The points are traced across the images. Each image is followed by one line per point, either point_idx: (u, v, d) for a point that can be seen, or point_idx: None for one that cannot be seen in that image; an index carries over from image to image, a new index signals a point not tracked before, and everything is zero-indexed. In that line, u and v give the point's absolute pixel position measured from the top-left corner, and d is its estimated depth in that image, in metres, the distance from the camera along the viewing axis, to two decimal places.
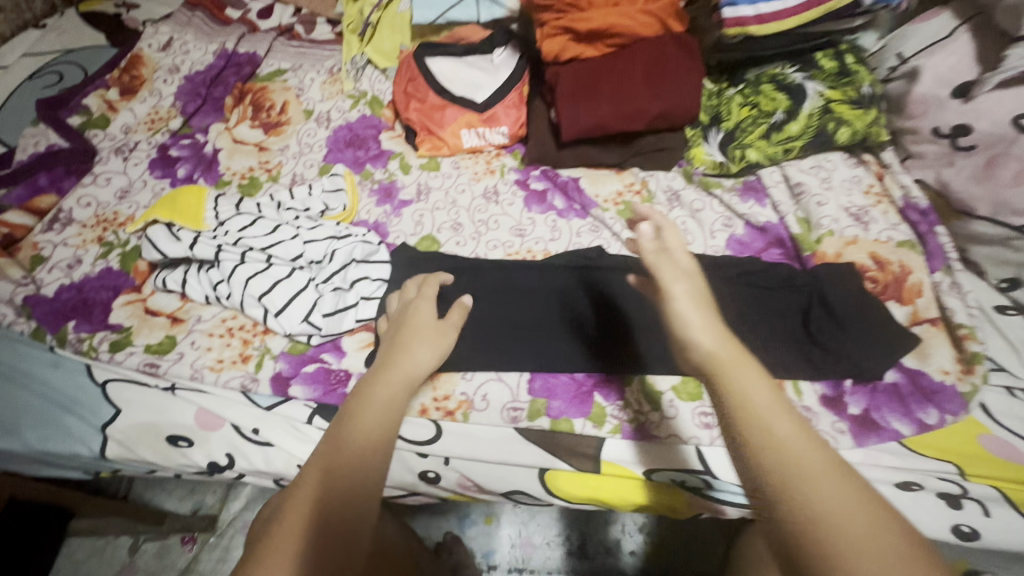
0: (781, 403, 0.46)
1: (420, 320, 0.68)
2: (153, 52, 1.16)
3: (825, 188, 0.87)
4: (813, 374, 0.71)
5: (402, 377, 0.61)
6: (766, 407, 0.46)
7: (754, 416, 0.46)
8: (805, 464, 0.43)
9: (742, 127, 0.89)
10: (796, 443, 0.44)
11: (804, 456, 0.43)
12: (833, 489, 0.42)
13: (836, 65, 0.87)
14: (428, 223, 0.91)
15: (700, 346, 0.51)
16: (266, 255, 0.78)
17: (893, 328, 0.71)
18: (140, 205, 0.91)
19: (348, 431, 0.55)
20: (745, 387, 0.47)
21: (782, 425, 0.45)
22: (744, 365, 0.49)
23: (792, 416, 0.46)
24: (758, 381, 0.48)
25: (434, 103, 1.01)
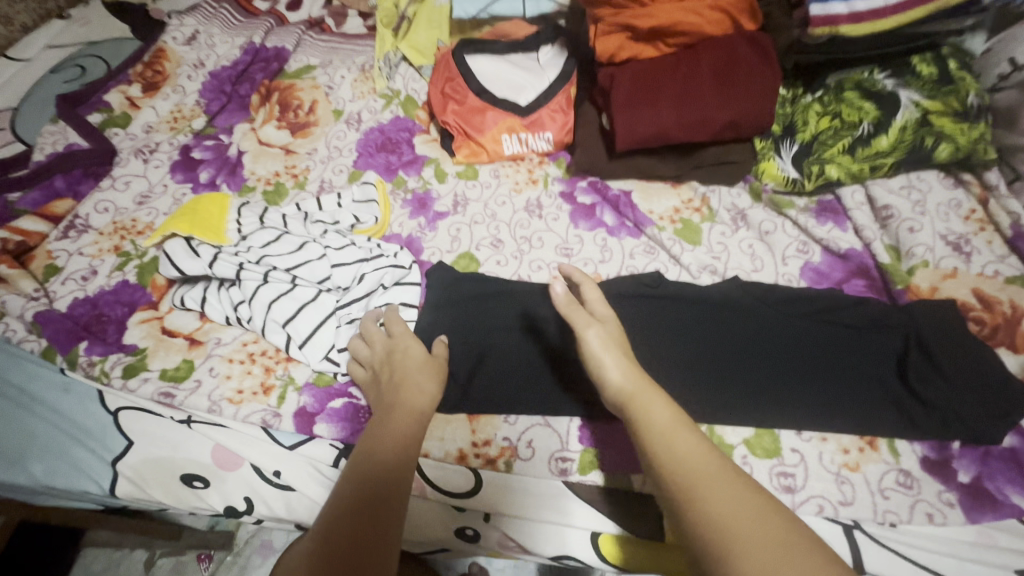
0: (682, 422, 0.47)
1: (410, 355, 0.63)
2: (177, 45, 1.10)
3: (918, 211, 0.76)
4: (910, 433, 0.61)
5: (406, 415, 0.56)
6: (661, 427, 0.46)
7: (650, 436, 0.46)
8: (695, 477, 0.43)
9: (822, 140, 0.79)
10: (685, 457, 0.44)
11: (694, 471, 0.43)
12: (724, 499, 0.41)
13: (935, 71, 0.77)
14: (465, 239, 0.83)
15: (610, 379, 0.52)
16: (291, 276, 0.71)
17: (1004, 381, 0.62)
18: (159, 212, 0.85)
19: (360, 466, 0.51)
20: (646, 409, 0.48)
21: (680, 442, 0.45)
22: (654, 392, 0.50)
23: (694, 435, 0.46)
24: (660, 406, 0.49)
25: (473, 106, 0.93)
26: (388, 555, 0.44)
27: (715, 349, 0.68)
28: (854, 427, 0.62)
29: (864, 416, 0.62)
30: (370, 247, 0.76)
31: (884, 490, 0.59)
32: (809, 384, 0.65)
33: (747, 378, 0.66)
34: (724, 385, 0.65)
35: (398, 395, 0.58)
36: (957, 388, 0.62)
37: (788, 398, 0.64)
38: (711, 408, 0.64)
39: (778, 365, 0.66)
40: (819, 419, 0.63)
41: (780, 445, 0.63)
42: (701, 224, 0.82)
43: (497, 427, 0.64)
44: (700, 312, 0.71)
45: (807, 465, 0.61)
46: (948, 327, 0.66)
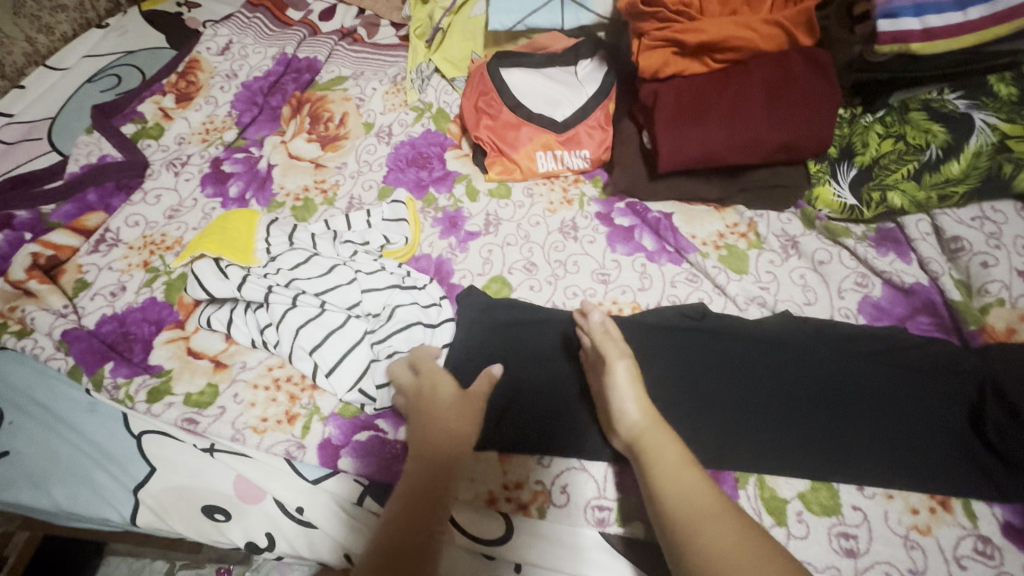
0: (688, 462, 0.51)
1: (438, 404, 0.59)
2: (211, 56, 1.10)
3: (992, 244, 0.70)
4: (989, 494, 0.55)
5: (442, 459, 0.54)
6: (673, 467, 0.50)
7: (657, 476, 0.51)
8: (697, 515, 0.47)
9: (883, 164, 0.74)
10: (688, 495, 0.48)
11: (696, 509, 0.47)
12: (724, 537, 0.44)
13: (1015, 92, 0.70)
14: (497, 261, 0.80)
15: (628, 416, 0.55)
16: (319, 300, 0.69)
17: None
18: (188, 226, 0.84)
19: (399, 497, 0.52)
20: (658, 448, 0.52)
21: (684, 482, 0.49)
22: (665, 434, 0.54)
23: (700, 475, 0.50)
24: (671, 446, 0.53)
25: (508, 121, 0.89)
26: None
27: (768, 390, 0.63)
28: (923, 483, 0.56)
29: (935, 474, 0.57)
30: (401, 273, 0.73)
31: (961, 559, 0.53)
32: (870, 435, 0.59)
33: (801, 426, 0.60)
34: (776, 429, 0.61)
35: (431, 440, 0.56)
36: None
37: (849, 450, 0.59)
38: (765, 456, 0.59)
39: (836, 412, 0.61)
40: (884, 474, 0.57)
41: (839, 501, 0.57)
42: (748, 251, 0.77)
43: (530, 467, 0.61)
44: (750, 349, 0.65)
45: (871, 524, 0.55)
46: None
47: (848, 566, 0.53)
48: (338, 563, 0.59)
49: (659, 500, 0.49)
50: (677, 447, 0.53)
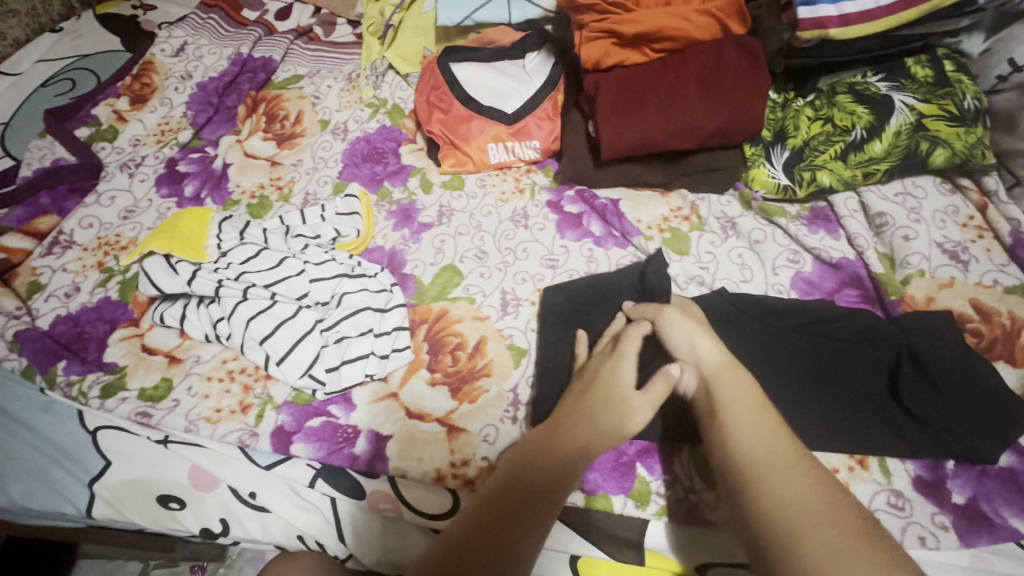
0: (761, 408, 0.51)
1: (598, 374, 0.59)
2: (165, 57, 1.10)
3: (914, 219, 0.74)
4: (903, 450, 0.59)
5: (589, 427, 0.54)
6: (747, 406, 0.51)
7: (726, 419, 0.51)
8: (774, 461, 0.47)
9: (814, 145, 0.77)
10: (762, 440, 0.49)
11: (771, 456, 0.48)
12: (803, 483, 0.45)
13: (931, 73, 0.74)
14: (450, 250, 0.82)
15: (708, 359, 0.57)
16: (270, 292, 0.70)
17: (998, 399, 0.59)
18: (144, 226, 0.85)
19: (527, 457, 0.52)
20: (732, 389, 0.53)
21: (758, 425, 0.50)
22: (740, 379, 0.54)
23: (773, 421, 0.50)
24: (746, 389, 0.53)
25: (459, 115, 0.92)
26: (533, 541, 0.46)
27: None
28: (843, 444, 0.59)
29: (855, 433, 0.60)
30: (351, 264, 0.75)
31: (875, 512, 0.57)
32: (796, 402, 0.62)
33: None
34: None
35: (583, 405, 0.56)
36: (945, 404, 0.59)
37: (778, 417, 0.61)
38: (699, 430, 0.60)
39: (766, 380, 0.63)
40: (808, 438, 0.60)
41: None
42: (690, 233, 0.80)
43: (476, 443, 0.63)
44: None
45: None
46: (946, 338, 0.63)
47: None
48: (292, 543, 0.62)
49: (737, 438, 0.49)
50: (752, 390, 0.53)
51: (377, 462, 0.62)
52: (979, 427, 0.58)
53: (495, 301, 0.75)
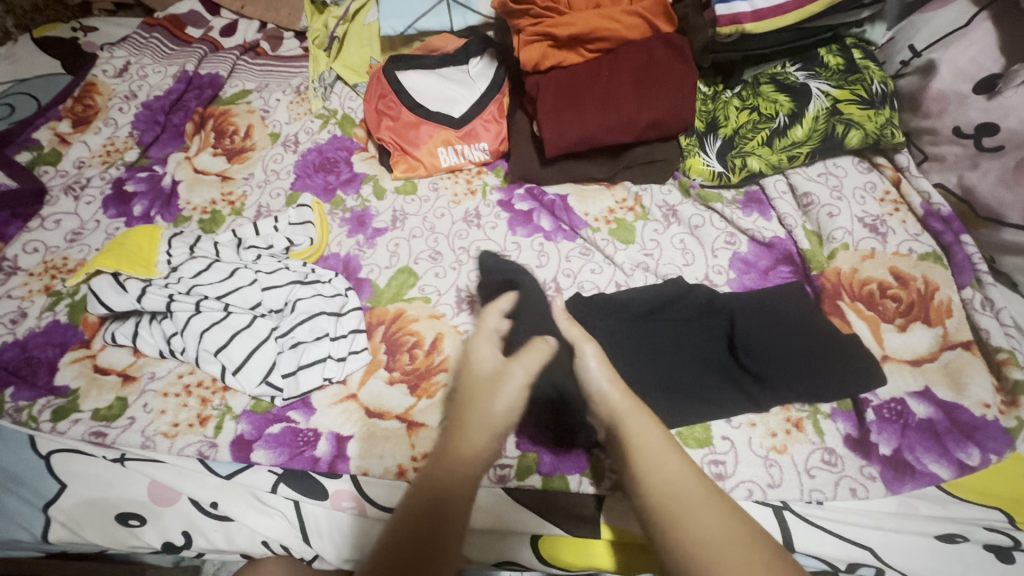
0: (671, 445, 0.54)
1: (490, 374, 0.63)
2: (108, 78, 1.09)
3: (836, 197, 0.79)
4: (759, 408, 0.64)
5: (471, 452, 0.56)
6: (658, 447, 0.53)
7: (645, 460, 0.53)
8: (686, 499, 0.49)
9: (743, 133, 0.82)
10: (672, 474, 0.51)
11: (688, 492, 0.50)
12: (717, 521, 0.48)
13: (842, 61, 0.80)
14: (404, 253, 0.83)
15: (609, 398, 0.58)
16: (223, 304, 0.71)
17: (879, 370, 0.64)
18: (91, 248, 0.84)
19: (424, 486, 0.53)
20: (640, 431, 0.55)
21: (675, 462, 0.52)
22: (640, 413, 0.57)
23: (684, 460, 0.53)
24: (653, 429, 0.55)
25: (408, 121, 0.94)
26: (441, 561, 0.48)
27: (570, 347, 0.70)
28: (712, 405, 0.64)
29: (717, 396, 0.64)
30: (303, 271, 0.76)
31: (809, 468, 0.61)
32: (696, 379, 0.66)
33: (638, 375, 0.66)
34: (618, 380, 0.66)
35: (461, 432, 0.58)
36: (796, 359, 0.65)
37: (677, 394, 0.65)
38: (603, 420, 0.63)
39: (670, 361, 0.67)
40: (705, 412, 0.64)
41: (711, 433, 0.64)
42: (635, 223, 0.84)
43: (435, 435, 0.65)
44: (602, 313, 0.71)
45: (737, 450, 0.62)
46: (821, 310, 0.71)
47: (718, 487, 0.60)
48: (259, 550, 0.62)
49: (656, 483, 0.51)
50: (653, 425, 0.56)
51: (339, 462, 0.63)
52: (830, 375, 0.64)
53: (451, 299, 0.77)
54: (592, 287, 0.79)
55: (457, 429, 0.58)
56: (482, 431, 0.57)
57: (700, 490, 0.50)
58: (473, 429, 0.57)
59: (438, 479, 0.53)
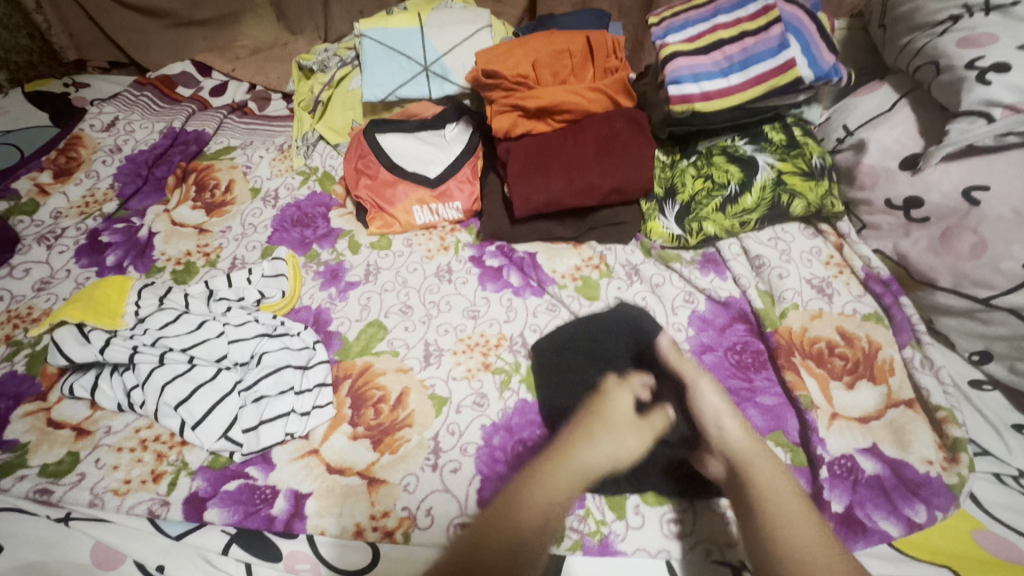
0: (796, 498, 0.56)
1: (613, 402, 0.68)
2: (95, 132, 1.12)
3: (785, 260, 0.84)
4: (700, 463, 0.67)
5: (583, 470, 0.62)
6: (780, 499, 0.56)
7: (771, 513, 0.55)
8: (809, 556, 0.51)
9: (699, 199, 0.88)
10: (792, 527, 0.53)
11: (810, 552, 0.51)
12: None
13: (784, 137, 0.87)
14: (375, 306, 0.85)
15: (732, 445, 0.62)
16: (188, 355, 0.71)
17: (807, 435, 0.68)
18: (59, 297, 0.84)
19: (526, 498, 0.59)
20: (763, 480, 0.58)
21: (796, 518, 0.54)
22: (764, 461, 0.60)
23: (809, 520, 0.54)
24: (781, 484, 0.58)
25: (385, 180, 0.98)
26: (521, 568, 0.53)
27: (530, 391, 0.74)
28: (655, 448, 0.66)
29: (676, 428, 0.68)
30: (272, 322, 0.77)
31: None
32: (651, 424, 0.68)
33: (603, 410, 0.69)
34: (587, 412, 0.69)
35: (571, 456, 0.62)
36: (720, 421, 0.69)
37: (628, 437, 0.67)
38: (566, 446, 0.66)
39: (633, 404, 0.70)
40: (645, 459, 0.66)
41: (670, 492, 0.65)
42: (600, 281, 0.87)
43: (396, 493, 0.64)
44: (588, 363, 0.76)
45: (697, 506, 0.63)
46: (771, 372, 0.74)
47: (676, 547, 0.61)
48: None
49: (779, 531, 0.53)
50: (774, 468, 0.60)
51: (296, 521, 0.61)
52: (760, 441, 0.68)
53: (418, 352, 0.78)
54: None
55: (559, 465, 0.62)
56: (577, 472, 0.61)
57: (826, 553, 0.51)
58: (598, 446, 0.63)
59: (529, 502, 0.58)
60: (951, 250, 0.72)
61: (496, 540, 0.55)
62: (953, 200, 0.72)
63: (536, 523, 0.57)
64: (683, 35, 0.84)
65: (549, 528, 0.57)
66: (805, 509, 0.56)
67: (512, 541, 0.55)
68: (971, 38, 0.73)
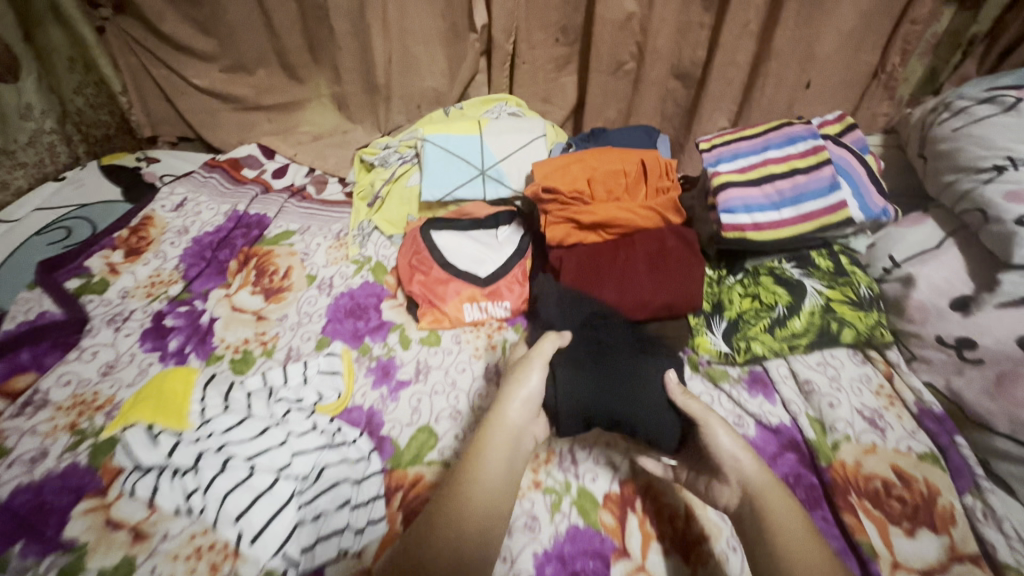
0: (796, 510, 0.61)
1: (518, 372, 0.74)
2: (165, 213, 1.19)
3: (835, 387, 0.85)
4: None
5: (502, 438, 0.68)
6: (782, 512, 0.61)
7: (774, 524, 0.60)
8: (809, 559, 0.56)
9: (746, 318, 0.89)
10: (804, 545, 0.57)
11: (810, 559, 0.56)
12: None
13: (831, 264, 0.89)
14: (425, 409, 0.87)
15: (743, 472, 0.66)
16: (250, 463, 0.72)
17: None
18: (123, 383, 0.87)
19: (475, 458, 0.66)
20: (771, 503, 0.62)
21: (799, 530, 0.59)
22: (777, 495, 0.63)
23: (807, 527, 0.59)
24: (783, 504, 0.62)
25: (438, 277, 1.02)
26: (485, 527, 0.62)
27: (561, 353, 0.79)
28: (677, 564, 0.69)
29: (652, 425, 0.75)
30: (331, 433, 0.78)
31: None
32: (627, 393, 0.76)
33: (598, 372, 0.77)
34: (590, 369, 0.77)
35: (491, 422, 0.69)
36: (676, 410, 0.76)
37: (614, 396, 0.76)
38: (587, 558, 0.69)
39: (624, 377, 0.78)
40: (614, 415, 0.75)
41: None
42: None
43: None
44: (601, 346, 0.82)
45: None
46: (827, 511, 0.73)
47: None
48: None
49: (776, 547, 0.58)
50: (787, 505, 0.62)
51: None
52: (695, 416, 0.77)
53: None
54: (606, 461, 0.80)
55: (483, 432, 0.68)
56: (501, 441, 0.68)
57: (823, 555, 0.56)
58: (510, 413, 0.70)
59: (475, 463, 0.65)
60: (1007, 396, 0.72)
61: (459, 478, 0.64)
62: (1009, 347, 0.72)
63: (490, 497, 0.63)
64: (734, 166, 0.88)
65: (501, 501, 0.64)
66: (817, 536, 0.59)
67: (475, 510, 0.62)
68: (1018, 192, 0.76)
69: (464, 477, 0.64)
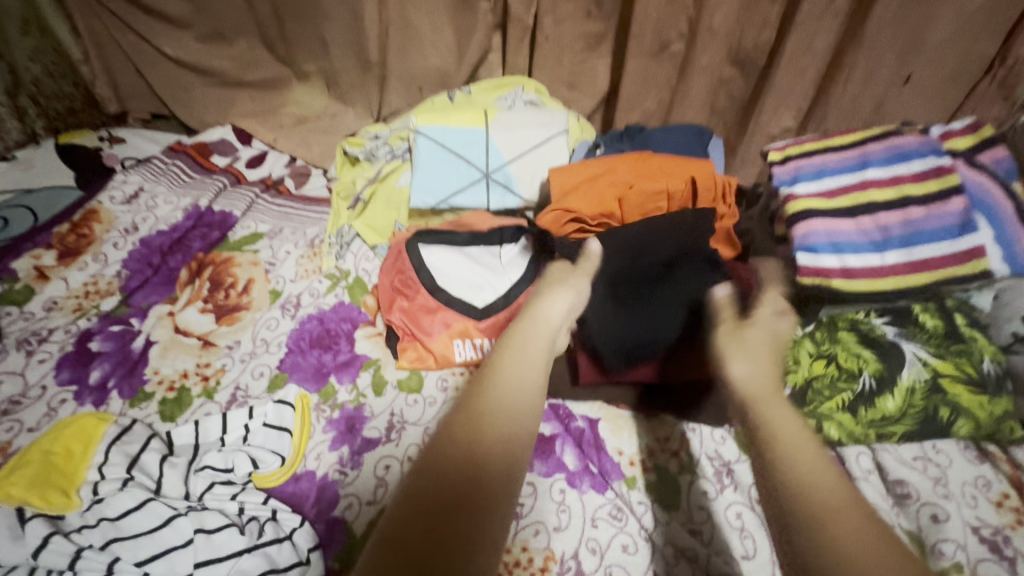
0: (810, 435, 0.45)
1: (555, 281, 0.66)
2: (113, 205, 1.03)
3: (941, 494, 0.62)
4: None
5: (539, 331, 0.56)
6: (790, 433, 0.45)
7: (773, 440, 0.44)
8: (819, 499, 0.39)
9: (816, 387, 0.67)
10: (815, 474, 0.41)
11: (823, 494, 0.40)
12: (852, 531, 0.37)
13: (942, 325, 0.68)
14: (394, 482, 0.67)
15: (742, 380, 0.52)
16: (142, 570, 0.55)
17: None
18: (24, 427, 0.71)
19: (505, 355, 0.52)
20: (773, 412, 0.47)
21: (810, 457, 0.42)
22: (782, 405, 0.48)
23: (821, 453, 0.43)
24: (790, 417, 0.47)
25: (425, 305, 0.82)
26: (520, 445, 0.44)
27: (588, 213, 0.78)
28: None
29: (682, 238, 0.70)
30: (257, 529, 0.60)
31: None
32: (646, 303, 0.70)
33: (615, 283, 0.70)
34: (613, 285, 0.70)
35: (526, 319, 0.57)
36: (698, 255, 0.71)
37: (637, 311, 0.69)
38: None
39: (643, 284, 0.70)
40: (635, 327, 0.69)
41: None
42: (680, 477, 0.69)
43: None
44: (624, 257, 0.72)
45: None
46: None
47: None
48: None
49: (783, 478, 0.41)
50: (796, 420, 0.46)
51: None
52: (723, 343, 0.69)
53: None
54: None
55: (515, 328, 0.56)
56: (536, 338, 0.55)
57: (841, 495, 0.40)
58: (550, 311, 0.59)
59: (503, 361, 0.51)
60: None
61: (481, 377, 0.49)
62: None
63: (519, 388, 0.48)
64: (818, 186, 0.66)
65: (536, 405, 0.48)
66: (833, 468, 0.42)
67: (508, 419, 0.45)
68: None
69: (489, 367, 0.51)
